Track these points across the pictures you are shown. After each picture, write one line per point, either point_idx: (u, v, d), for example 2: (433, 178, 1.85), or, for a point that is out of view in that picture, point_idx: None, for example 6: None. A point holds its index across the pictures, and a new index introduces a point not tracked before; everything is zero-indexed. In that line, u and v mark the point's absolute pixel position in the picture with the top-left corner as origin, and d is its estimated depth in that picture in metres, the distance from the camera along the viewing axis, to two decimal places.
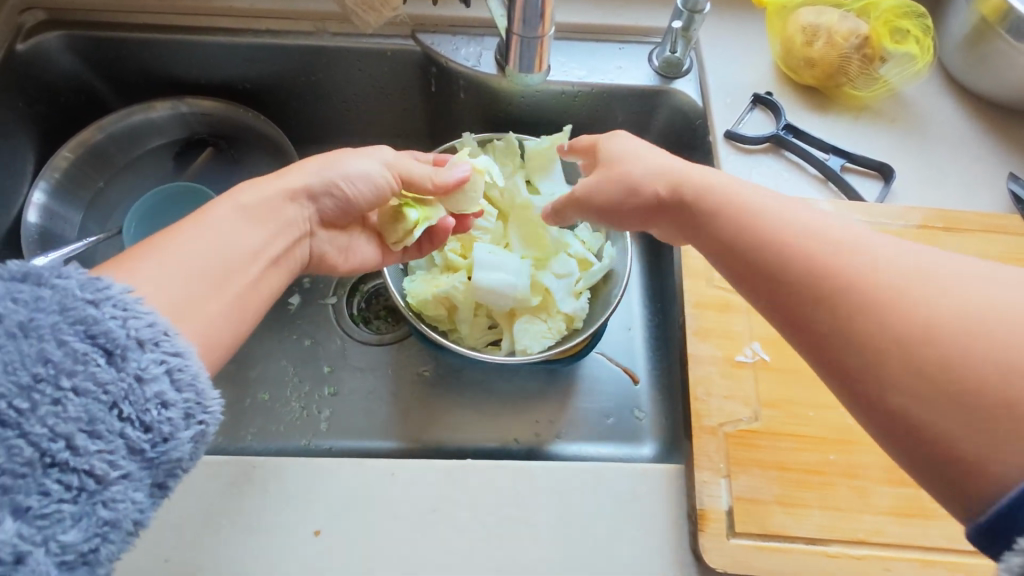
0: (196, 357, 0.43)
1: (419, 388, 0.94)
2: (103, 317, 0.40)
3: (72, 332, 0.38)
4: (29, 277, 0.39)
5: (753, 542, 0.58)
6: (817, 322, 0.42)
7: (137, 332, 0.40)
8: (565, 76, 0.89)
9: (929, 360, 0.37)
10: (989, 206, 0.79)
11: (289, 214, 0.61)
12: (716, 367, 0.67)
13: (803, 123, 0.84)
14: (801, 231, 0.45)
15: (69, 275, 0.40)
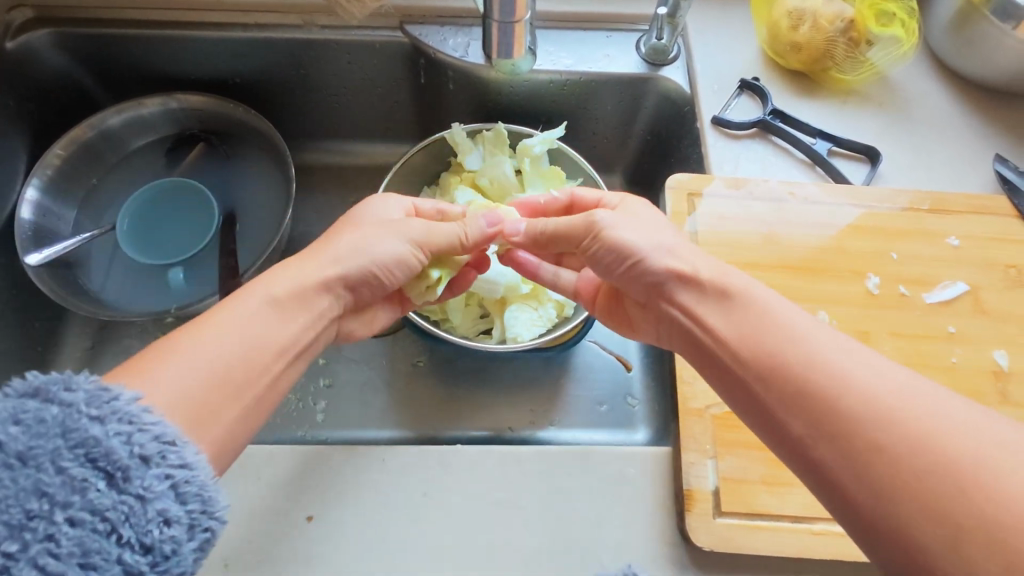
0: (200, 464, 0.44)
1: (413, 379, 0.95)
2: (106, 436, 0.40)
3: (72, 457, 0.39)
4: (39, 392, 0.41)
5: (740, 521, 0.59)
6: (817, 447, 0.44)
7: (141, 448, 0.41)
8: (553, 65, 0.89)
9: (925, 492, 0.39)
10: (976, 187, 0.79)
11: (320, 308, 0.60)
12: None
13: (790, 108, 0.84)
14: (796, 352, 0.48)
15: (76, 387, 0.41)
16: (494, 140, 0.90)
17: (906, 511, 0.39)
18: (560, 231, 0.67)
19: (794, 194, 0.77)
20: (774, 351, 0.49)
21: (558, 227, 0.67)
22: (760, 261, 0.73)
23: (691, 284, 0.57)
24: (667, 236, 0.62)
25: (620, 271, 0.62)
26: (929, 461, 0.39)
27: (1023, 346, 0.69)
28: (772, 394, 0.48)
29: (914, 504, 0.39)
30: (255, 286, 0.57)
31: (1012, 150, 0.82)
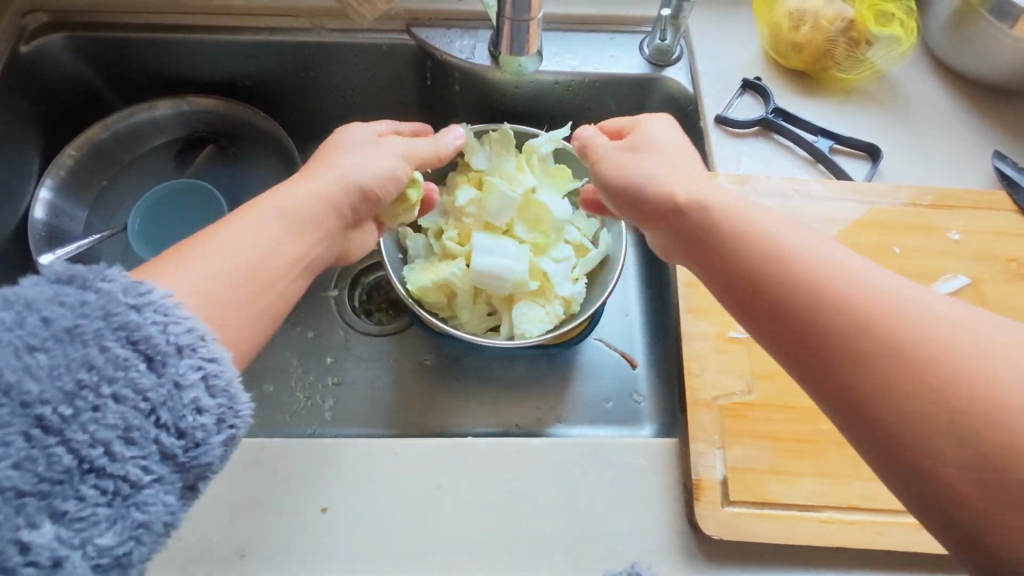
0: (228, 360, 0.43)
1: (420, 377, 0.96)
2: (145, 322, 0.40)
3: (114, 338, 0.39)
4: (75, 279, 0.40)
5: (748, 510, 0.59)
6: (825, 358, 0.42)
7: (177, 338, 0.41)
8: (558, 66, 0.91)
9: (945, 400, 0.37)
10: (973, 183, 0.81)
11: (330, 222, 0.60)
12: (710, 342, 0.67)
13: (792, 106, 0.85)
14: (805, 260, 0.45)
15: (112, 278, 0.41)
16: (500, 142, 0.90)
17: (934, 431, 0.37)
18: (604, 161, 0.62)
19: (797, 190, 0.78)
20: (804, 261, 0.45)
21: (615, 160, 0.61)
22: None
23: (719, 216, 0.51)
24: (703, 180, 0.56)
25: (647, 197, 0.57)
26: (955, 375, 0.38)
27: None
28: (783, 301, 0.45)
29: (933, 413, 0.37)
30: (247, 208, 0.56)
31: (1010, 148, 0.83)
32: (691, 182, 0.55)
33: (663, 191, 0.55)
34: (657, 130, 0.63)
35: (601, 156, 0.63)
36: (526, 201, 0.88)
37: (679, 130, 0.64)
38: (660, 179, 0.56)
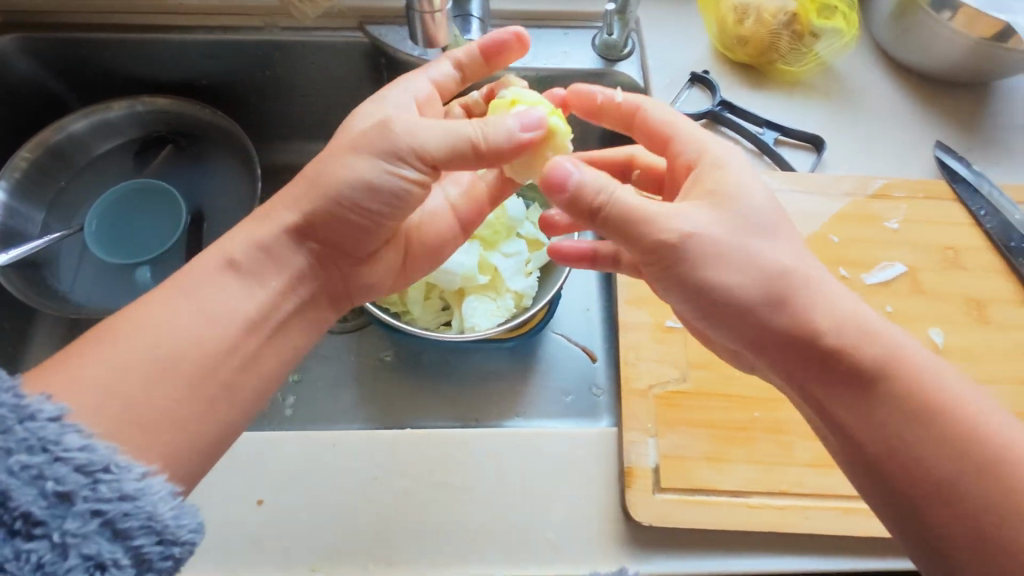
0: (141, 493, 0.41)
1: (380, 373, 0.97)
2: (11, 477, 0.38)
3: None
4: None
5: (678, 497, 0.60)
6: (880, 443, 0.48)
7: (64, 482, 0.39)
8: (509, 62, 0.91)
9: (972, 494, 0.45)
10: (917, 173, 0.81)
11: (293, 261, 0.56)
12: (647, 333, 0.67)
13: (739, 100, 0.86)
14: (877, 353, 0.49)
15: None
16: None
17: (960, 519, 0.45)
18: (656, 220, 0.49)
19: None
20: (875, 357, 0.49)
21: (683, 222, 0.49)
22: None
23: (831, 320, 0.49)
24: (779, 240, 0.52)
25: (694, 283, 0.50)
26: (982, 474, 0.45)
27: (958, 324, 0.69)
28: (851, 388, 0.49)
29: (960, 503, 0.45)
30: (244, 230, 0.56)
31: (953, 138, 0.84)
32: (787, 254, 0.51)
33: (762, 275, 0.49)
34: (717, 177, 0.53)
35: (627, 207, 0.50)
36: None
37: (750, 168, 0.55)
38: (764, 252, 0.50)
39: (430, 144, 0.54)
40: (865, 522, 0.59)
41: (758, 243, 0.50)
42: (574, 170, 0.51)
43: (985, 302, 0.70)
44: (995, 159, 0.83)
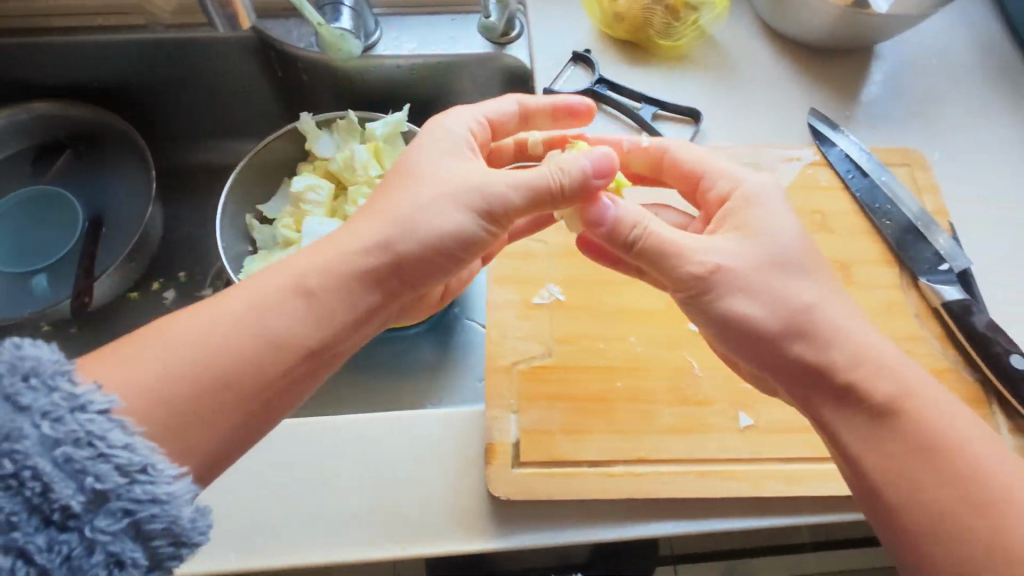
0: (175, 496, 0.41)
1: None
2: (52, 465, 0.38)
3: (27, 486, 0.37)
4: (27, 380, 0.39)
5: (537, 470, 0.60)
6: (876, 458, 0.51)
7: (121, 471, 0.39)
8: (397, 51, 0.92)
9: (945, 510, 0.48)
10: (796, 140, 0.82)
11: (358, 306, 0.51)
12: (513, 311, 0.68)
13: (619, 77, 0.86)
14: (861, 373, 0.52)
15: (34, 397, 0.39)
16: (348, 129, 0.91)
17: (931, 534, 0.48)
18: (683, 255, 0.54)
19: None
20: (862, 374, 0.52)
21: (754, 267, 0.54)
22: None
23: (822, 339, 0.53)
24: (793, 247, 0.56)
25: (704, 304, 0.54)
26: (976, 494, 0.48)
27: None
28: (846, 402, 0.52)
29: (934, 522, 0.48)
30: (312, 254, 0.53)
31: (832, 105, 0.86)
32: (801, 276, 0.55)
33: (777, 311, 0.53)
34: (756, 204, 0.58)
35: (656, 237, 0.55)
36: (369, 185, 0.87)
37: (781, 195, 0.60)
38: (788, 289, 0.53)
39: (483, 194, 0.53)
40: (720, 484, 0.60)
41: (792, 272, 0.55)
42: (614, 204, 0.56)
43: (849, 263, 0.71)
44: (871, 124, 0.84)
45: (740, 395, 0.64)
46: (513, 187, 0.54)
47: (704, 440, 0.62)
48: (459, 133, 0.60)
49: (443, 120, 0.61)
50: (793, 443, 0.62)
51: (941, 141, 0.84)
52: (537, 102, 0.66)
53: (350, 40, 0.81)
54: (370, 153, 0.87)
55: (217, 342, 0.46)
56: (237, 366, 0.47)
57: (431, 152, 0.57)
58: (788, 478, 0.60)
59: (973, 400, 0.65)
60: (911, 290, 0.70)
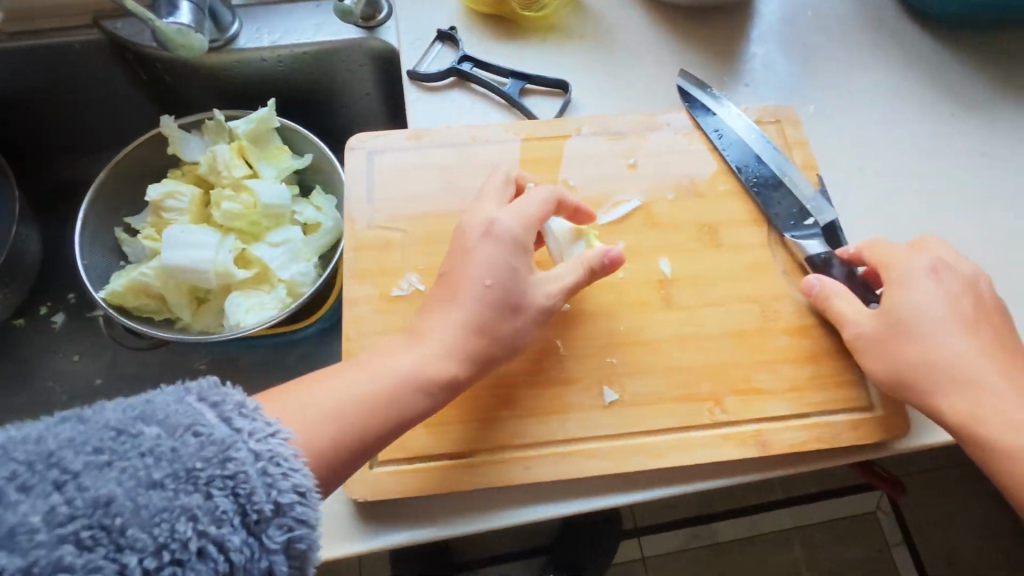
0: (317, 525, 0.46)
1: (195, 383, 0.96)
2: (237, 444, 0.44)
3: (212, 460, 0.43)
4: (188, 391, 0.47)
5: (396, 467, 0.59)
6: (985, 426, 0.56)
7: (255, 457, 0.45)
8: (258, 42, 0.86)
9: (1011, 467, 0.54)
10: (667, 106, 0.81)
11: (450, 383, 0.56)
12: (371, 306, 0.66)
13: (485, 53, 0.84)
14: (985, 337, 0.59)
15: (210, 396, 0.47)
16: (217, 129, 0.86)
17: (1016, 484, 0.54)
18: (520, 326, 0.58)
19: (478, 137, 0.74)
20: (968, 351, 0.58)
21: (862, 327, 0.61)
22: (432, 210, 0.70)
23: (886, 346, 0.60)
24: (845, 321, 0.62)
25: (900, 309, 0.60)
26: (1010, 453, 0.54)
27: (689, 253, 0.69)
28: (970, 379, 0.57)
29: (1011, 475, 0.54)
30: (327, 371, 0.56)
31: (705, 65, 0.84)
32: (919, 279, 0.61)
33: (906, 350, 0.59)
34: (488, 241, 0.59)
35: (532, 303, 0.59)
36: (238, 187, 0.83)
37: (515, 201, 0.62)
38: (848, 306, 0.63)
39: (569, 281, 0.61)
40: (584, 463, 0.59)
41: (915, 271, 0.61)
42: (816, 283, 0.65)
43: (717, 226, 0.70)
44: (745, 82, 0.83)
45: (603, 370, 0.63)
46: (554, 300, 0.60)
47: (566, 420, 0.61)
48: (483, 267, 0.58)
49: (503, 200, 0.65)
50: (657, 414, 0.61)
51: (817, 93, 0.82)
52: (533, 209, 0.62)
53: (190, 36, 0.77)
54: (234, 153, 0.84)
55: (314, 408, 0.51)
56: (378, 423, 0.52)
57: (467, 298, 0.57)
58: (651, 450, 0.60)
59: (839, 352, 0.65)
60: (779, 248, 0.70)
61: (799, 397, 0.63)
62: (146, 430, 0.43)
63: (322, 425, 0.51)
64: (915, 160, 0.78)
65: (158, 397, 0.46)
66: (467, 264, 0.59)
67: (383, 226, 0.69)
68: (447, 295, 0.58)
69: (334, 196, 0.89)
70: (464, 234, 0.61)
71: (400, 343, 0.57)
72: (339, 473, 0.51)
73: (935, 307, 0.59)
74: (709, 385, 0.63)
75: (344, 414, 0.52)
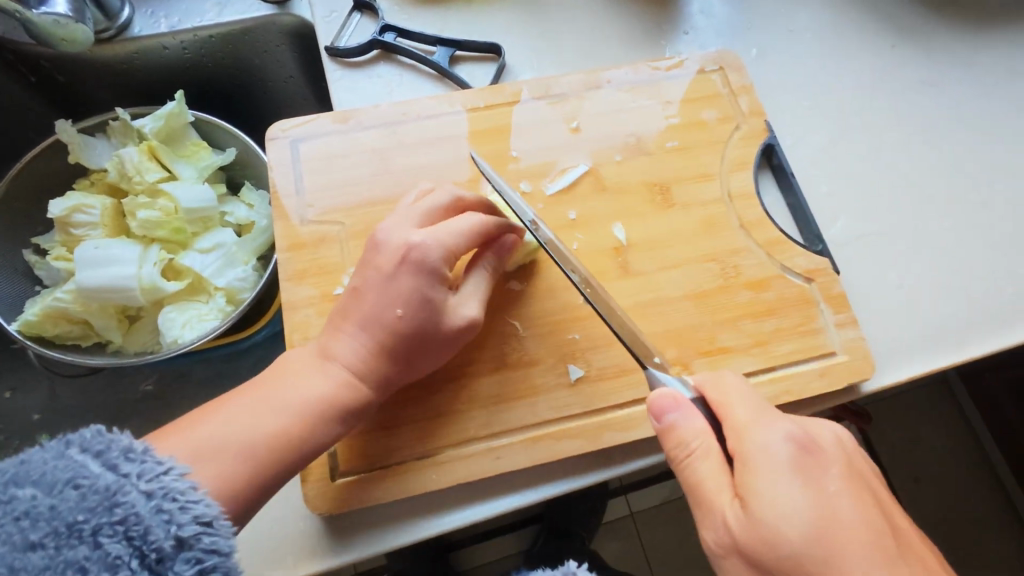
0: (233, 549, 0.43)
1: (146, 406, 0.91)
2: (122, 491, 0.41)
3: (98, 515, 0.40)
4: (68, 442, 0.43)
5: (359, 476, 0.56)
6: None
7: (149, 502, 0.41)
8: (154, 27, 0.77)
9: None
10: (607, 62, 0.77)
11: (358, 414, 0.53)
12: (314, 308, 0.61)
13: (408, 21, 0.77)
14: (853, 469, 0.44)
15: (89, 445, 0.42)
16: (124, 131, 0.78)
17: None
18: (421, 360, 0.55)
19: (408, 113, 0.69)
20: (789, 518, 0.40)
21: (731, 524, 0.42)
22: (369, 197, 0.65)
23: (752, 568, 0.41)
24: (711, 517, 0.43)
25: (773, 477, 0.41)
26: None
27: (641, 216, 0.66)
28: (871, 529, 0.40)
29: None
30: (238, 395, 0.51)
31: (642, 15, 0.80)
32: (784, 473, 0.41)
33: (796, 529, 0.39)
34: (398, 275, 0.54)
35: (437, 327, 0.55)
36: (155, 193, 0.76)
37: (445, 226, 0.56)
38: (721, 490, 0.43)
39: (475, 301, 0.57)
40: (556, 446, 0.57)
41: (740, 435, 0.44)
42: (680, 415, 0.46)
43: (668, 185, 0.68)
44: (685, 30, 0.79)
45: (566, 348, 0.60)
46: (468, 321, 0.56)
47: (532, 405, 0.58)
48: (400, 297, 0.53)
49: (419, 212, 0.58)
50: (626, 386, 0.59)
51: (759, 35, 0.79)
52: (456, 238, 0.55)
53: (72, 26, 0.68)
54: (144, 155, 0.76)
55: (225, 443, 0.47)
56: (290, 452, 0.50)
57: (382, 331, 0.53)
58: (623, 424, 0.58)
59: (802, 302, 0.64)
60: (733, 201, 0.67)
61: (765, 351, 0.62)
62: (20, 492, 0.40)
63: (233, 457, 0.47)
64: (861, 96, 0.76)
65: (34, 455, 0.42)
66: (381, 293, 0.54)
67: (316, 220, 0.64)
68: (359, 323, 0.54)
69: (266, 191, 0.82)
70: (377, 254, 0.55)
71: (310, 365, 0.53)
72: (248, 505, 0.48)
73: (802, 522, 0.39)
74: (675, 350, 0.61)
75: (254, 453, 0.48)
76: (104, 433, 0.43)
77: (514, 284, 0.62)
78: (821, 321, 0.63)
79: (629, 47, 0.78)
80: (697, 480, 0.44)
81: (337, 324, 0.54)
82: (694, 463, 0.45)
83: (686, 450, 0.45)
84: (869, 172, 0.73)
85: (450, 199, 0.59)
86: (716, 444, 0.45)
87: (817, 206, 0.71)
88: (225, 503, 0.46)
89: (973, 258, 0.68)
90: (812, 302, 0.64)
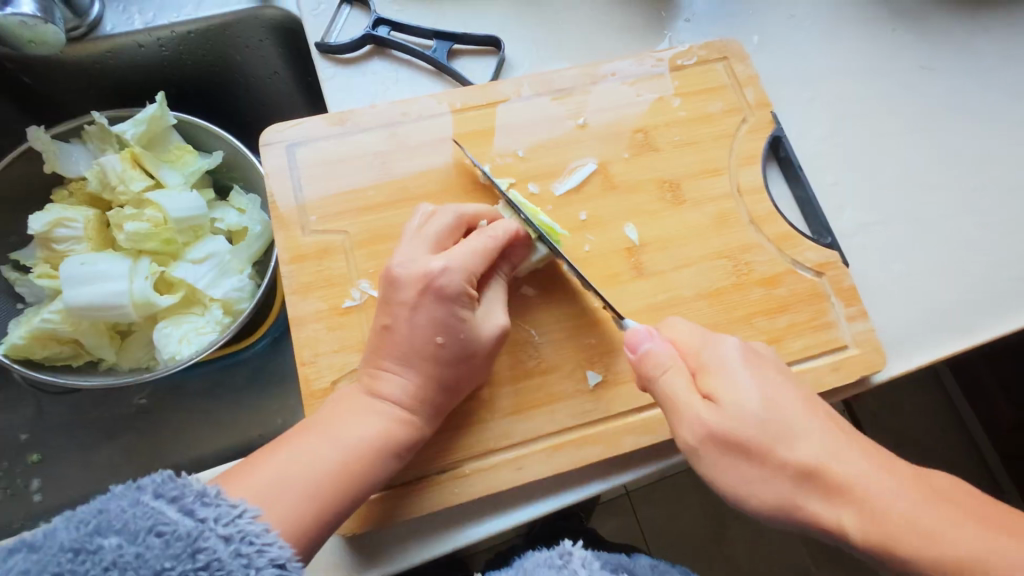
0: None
1: (141, 420, 0.88)
2: (204, 536, 0.40)
3: (183, 563, 0.39)
4: (145, 489, 0.42)
5: (380, 495, 0.54)
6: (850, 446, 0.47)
7: (230, 548, 0.41)
8: (130, 24, 0.72)
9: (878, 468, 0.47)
10: (606, 52, 0.75)
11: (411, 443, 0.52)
12: (323, 322, 0.59)
13: (401, 14, 0.74)
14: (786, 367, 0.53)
15: (165, 492, 0.42)
16: (103, 136, 0.73)
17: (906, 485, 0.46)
18: (465, 383, 0.54)
19: (408, 113, 0.66)
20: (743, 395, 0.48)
21: (703, 417, 0.47)
22: (374, 203, 0.63)
23: (722, 447, 0.47)
24: (682, 416, 0.48)
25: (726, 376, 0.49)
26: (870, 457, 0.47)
27: (653, 214, 0.65)
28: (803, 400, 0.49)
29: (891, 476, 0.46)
30: (286, 440, 0.50)
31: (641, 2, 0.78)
32: (738, 369, 0.49)
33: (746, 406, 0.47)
34: (427, 303, 0.52)
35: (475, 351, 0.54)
36: (143, 202, 0.73)
37: (462, 247, 0.54)
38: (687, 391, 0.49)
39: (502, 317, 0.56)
40: (579, 453, 0.57)
41: (702, 353, 0.51)
42: (650, 338, 0.52)
43: (678, 181, 0.67)
44: (685, 16, 0.77)
45: (584, 353, 0.60)
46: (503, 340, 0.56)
47: (554, 412, 0.58)
48: (432, 326, 0.52)
49: (432, 237, 0.56)
50: None
51: (760, 22, 0.78)
52: (474, 261, 0.54)
53: (41, 27, 0.63)
54: (126, 162, 0.72)
55: (287, 488, 0.46)
56: (351, 486, 0.49)
57: (422, 363, 0.52)
58: (643, 427, 0.58)
59: (814, 296, 0.64)
60: (743, 196, 0.67)
61: (779, 347, 0.62)
62: (104, 541, 0.39)
63: (297, 499, 0.46)
64: (863, 83, 0.76)
65: (111, 504, 0.41)
66: (412, 323, 0.53)
67: (320, 230, 0.62)
68: (396, 357, 0.52)
69: (258, 195, 0.79)
70: (397, 288, 0.54)
71: (353, 405, 0.52)
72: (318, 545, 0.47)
73: (754, 402, 0.48)
74: None
75: (319, 493, 0.47)
76: (180, 479, 0.43)
77: (527, 289, 0.61)
78: (834, 315, 0.63)
79: (629, 36, 0.76)
80: (671, 392, 0.49)
81: (374, 362, 0.53)
82: (668, 378, 0.50)
83: (661, 369, 0.50)
84: (874, 161, 0.73)
85: (453, 219, 0.57)
86: (682, 363, 0.51)
87: (824, 197, 0.71)
88: (297, 545, 0.45)
89: (975, 246, 0.69)
90: (824, 296, 0.64)
